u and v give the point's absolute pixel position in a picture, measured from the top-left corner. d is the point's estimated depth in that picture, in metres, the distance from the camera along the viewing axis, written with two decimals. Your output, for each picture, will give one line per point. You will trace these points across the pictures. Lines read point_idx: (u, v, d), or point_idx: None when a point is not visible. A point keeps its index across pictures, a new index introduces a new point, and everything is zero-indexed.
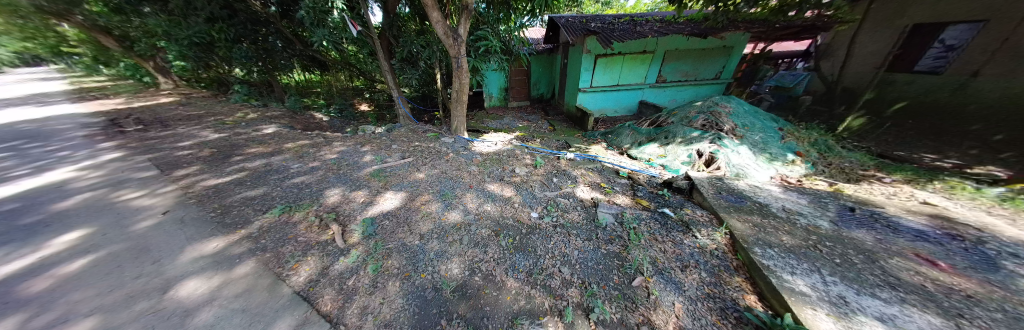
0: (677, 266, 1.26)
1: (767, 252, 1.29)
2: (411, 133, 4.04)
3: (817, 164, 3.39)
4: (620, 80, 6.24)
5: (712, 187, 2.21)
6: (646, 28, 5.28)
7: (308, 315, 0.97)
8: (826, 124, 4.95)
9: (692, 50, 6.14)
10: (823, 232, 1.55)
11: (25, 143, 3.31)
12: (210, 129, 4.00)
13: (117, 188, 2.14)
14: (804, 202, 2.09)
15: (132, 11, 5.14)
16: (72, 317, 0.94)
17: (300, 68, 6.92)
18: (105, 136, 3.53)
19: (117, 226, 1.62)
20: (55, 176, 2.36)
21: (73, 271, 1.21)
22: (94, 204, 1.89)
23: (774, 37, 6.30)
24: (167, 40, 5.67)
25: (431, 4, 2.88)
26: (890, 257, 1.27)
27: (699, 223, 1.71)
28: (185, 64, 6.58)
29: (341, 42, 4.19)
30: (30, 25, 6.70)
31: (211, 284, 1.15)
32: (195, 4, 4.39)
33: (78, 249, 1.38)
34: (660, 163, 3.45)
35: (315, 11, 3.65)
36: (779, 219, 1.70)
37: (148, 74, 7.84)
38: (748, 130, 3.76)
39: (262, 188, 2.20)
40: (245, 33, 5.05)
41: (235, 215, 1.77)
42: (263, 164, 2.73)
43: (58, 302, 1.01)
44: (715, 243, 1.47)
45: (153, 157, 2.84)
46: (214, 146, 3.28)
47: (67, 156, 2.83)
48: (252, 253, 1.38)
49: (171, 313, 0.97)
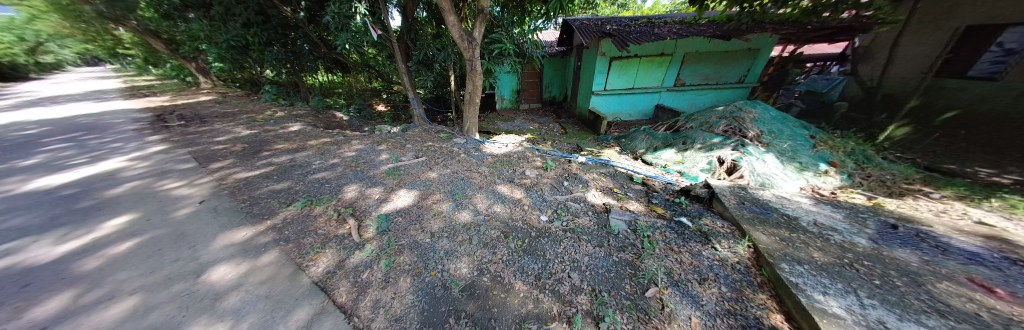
0: (695, 279, 1.20)
1: (795, 269, 1.20)
2: (424, 133, 4.14)
3: (853, 176, 3.12)
4: (636, 83, 6.09)
5: (734, 197, 2.09)
6: (664, 30, 5.09)
7: (324, 304, 1.02)
8: (863, 132, 4.55)
9: (713, 53, 5.90)
10: (861, 250, 1.42)
11: (85, 135, 3.73)
12: (242, 126, 4.31)
13: (161, 178, 2.35)
14: (839, 216, 1.93)
15: (179, 17, 5.65)
16: (117, 295, 1.04)
17: (324, 70, 7.30)
18: (151, 131, 3.89)
19: (159, 213, 1.77)
20: (109, 165, 2.64)
21: (121, 252, 1.35)
22: (140, 192, 2.08)
23: (804, 39, 5.91)
24: (208, 44, 6.22)
25: (448, 8, 2.99)
26: (938, 281, 1.14)
27: (718, 234, 1.63)
28: (223, 65, 7.16)
29: (361, 45, 4.33)
30: (93, 27, 7.56)
31: (239, 270, 1.23)
32: (234, 10, 4.77)
33: (124, 233, 1.53)
34: (677, 170, 3.31)
35: (340, 16, 3.88)
36: (809, 234, 1.58)
37: (190, 75, 8.61)
38: (774, 137, 3.54)
39: (286, 182, 2.33)
40: (276, 37, 5.42)
41: (262, 207, 1.89)
42: (288, 160, 2.90)
43: (106, 280, 1.13)
44: (736, 256, 1.38)
45: (192, 151, 3.09)
46: (245, 142, 3.52)
47: (119, 148, 3.14)
48: (275, 243, 1.47)
49: (203, 296, 1.05)
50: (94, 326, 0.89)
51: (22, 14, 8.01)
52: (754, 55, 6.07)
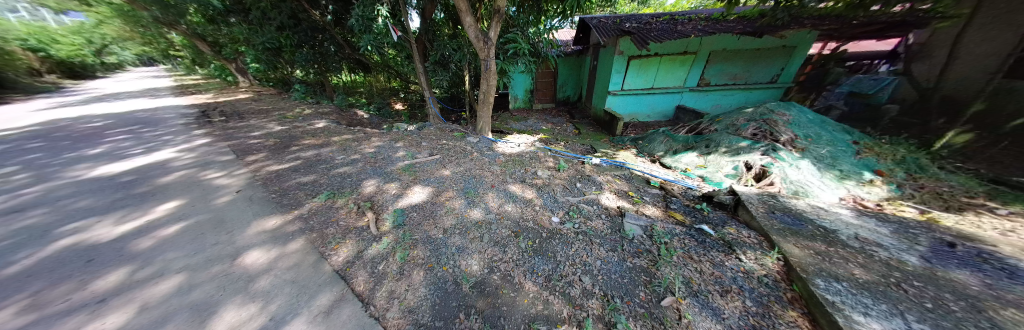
0: (716, 291, 1.13)
1: (832, 286, 1.09)
2: (439, 132, 4.24)
3: (904, 186, 2.79)
4: (655, 83, 5.86)
5: (762, 205, 1.96)
6: (688, 27, 4.85)
7: (343, 292, 1.08)
8: (916, 138, 4.07)
9: (742, 51, 5.55)
10: (911, 270, 1.26)
11: (142, 128, 4.19)
12: (275, 122, 4.66)
13: (204, 168, 2.59)
14: (885, 231, 1.73)
15: (223, 21, 6.19)
16: (165, 273, 1.16)
17: (347, 70, 7.67)
18: (197, 125, 4.30)
19: (202, 200, 1.96)
20: (161, 155, 2.95)
21: (169, 234, 1.51)
22: (186, 180, 2.31)
23: (848, 35, 5.39)
24: (247, 46, 6.78)
25: (465, 9, 3.04)
26: (1003, 308, 0.97)
27: (744, 244, 1.53)
28: (259, 66, 7.76)
29: (382, 46, 4.50)
30: (151, 31, 8.46)
31: (269, 255, 1.33)
32: (270, 14, 5.15)
33: (172, 216, 1.70)
34: (698, 174, 3.14)
35: (364, 19, 4.06)
36: (849, 249, 1.43)
37: (232, 75, 9.45)
38: (810, 142, 3.26)
39: (312, 175, 2.48)
40: (306, 39, 5.79)
41: (291, 198, 2.03)
42: (314, 154, 3.09)
43: (157, 259, 1.27)
44: (764, 269, 1.29)
45: (231, 144, 3.39)
46: (277, 137, 3.80)
47: (170, 140, 3.50)
48: (301, 232, 1.57)
49: (238, 277, 1.15)
50: (147, 300, 1.00)
51: (94, 20, 9.09)
52: (788, 52, 5.66)
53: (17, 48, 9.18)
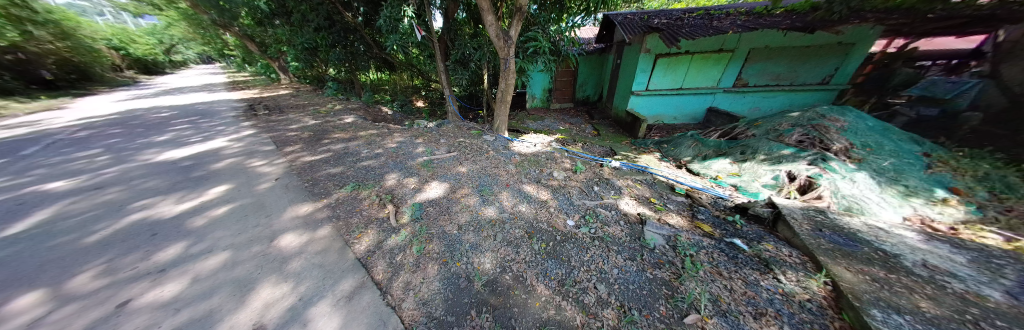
0: (748, 312, 1.03)
1: (891, 318, 0.94)
2: (457, 130, 4.33)
3: (989, 207, 2.36)
4: (683, 83, 5.50)
5: (807, 221, 1.76)
6: (724, 23, 4.48)
7: (363, 280, 1.14)
8: (1006, 152, 3.43)
9: (787, 49, 5.05)
10: (997, 307, 1.06)
11: (200, 119, 4.75)
12: (309, 117, 5.04)
13: (250, 157, 2.88)
14: (965, 261, 1.47)
15: (269, 23, 6.79)
16: (213, 250, 1.30)
17: (374, 69, 8.07)
18: (245, 118, 4.78)
19: (247, 185, 2.17)
20: (215, 144, 3.32)
21: (219, 214, 1.69)
22: (234, 167, 2.58)
23: (920, 30, 4.68)
24: (290, 47, 7.41)
25: (487, 9, 3.05)
26: None
27: (783, 264, 1.38)
28: (298, 64, 8.43)
29: (407, 46, 4.65)
30: (210, 32, 9.48)
31: (302, 239, 1.45)
32: (309, 17, 5.56)
33: (221, 199, 1.91)
34: (730, 183, 2.89)
35: (391, 19, 4.23)
36: (914, 277, 1.24)
37: (275, 72, 10.38)
38: (866, 152, 2.88)
39: (340, 167, 2.65)
40: (339, 39, 6.18)
41: (321, 187, 2.18)
42: (342, 147, 3.29)
43: (207, 236, 1.43)
44: (807, 293, 1.15)
45: (272, 136, 3.73)
46: (311, 130, 4.11)
47: (222, 131, 3.93)
48: (329, 220, 1.68)
49: (274, 257, 1.26)
50: (199, 272, 1.13)
51: (165, 23, 10.40)
52: (844, 50, 5.03)
53: (105, 47, 10.74)
